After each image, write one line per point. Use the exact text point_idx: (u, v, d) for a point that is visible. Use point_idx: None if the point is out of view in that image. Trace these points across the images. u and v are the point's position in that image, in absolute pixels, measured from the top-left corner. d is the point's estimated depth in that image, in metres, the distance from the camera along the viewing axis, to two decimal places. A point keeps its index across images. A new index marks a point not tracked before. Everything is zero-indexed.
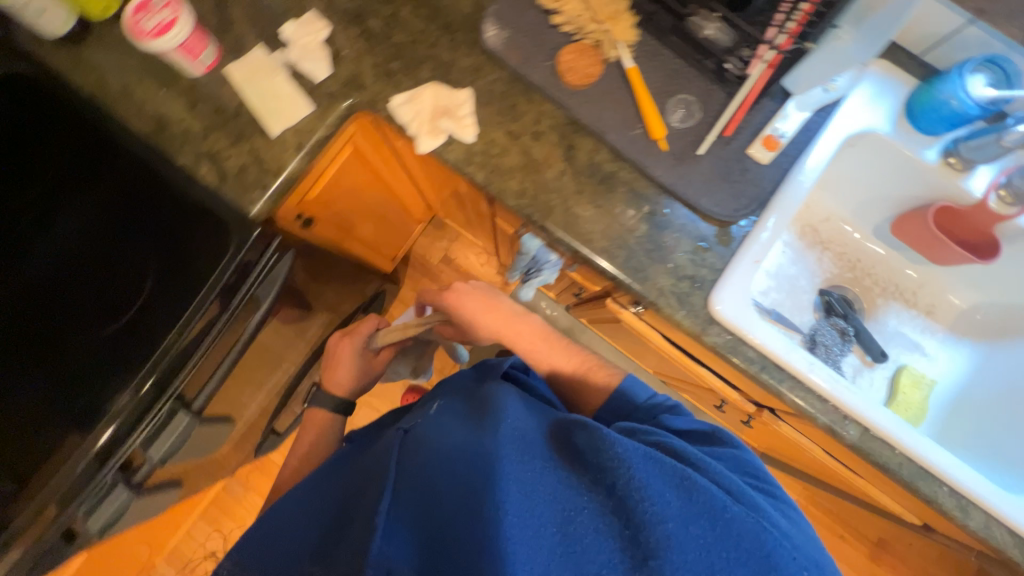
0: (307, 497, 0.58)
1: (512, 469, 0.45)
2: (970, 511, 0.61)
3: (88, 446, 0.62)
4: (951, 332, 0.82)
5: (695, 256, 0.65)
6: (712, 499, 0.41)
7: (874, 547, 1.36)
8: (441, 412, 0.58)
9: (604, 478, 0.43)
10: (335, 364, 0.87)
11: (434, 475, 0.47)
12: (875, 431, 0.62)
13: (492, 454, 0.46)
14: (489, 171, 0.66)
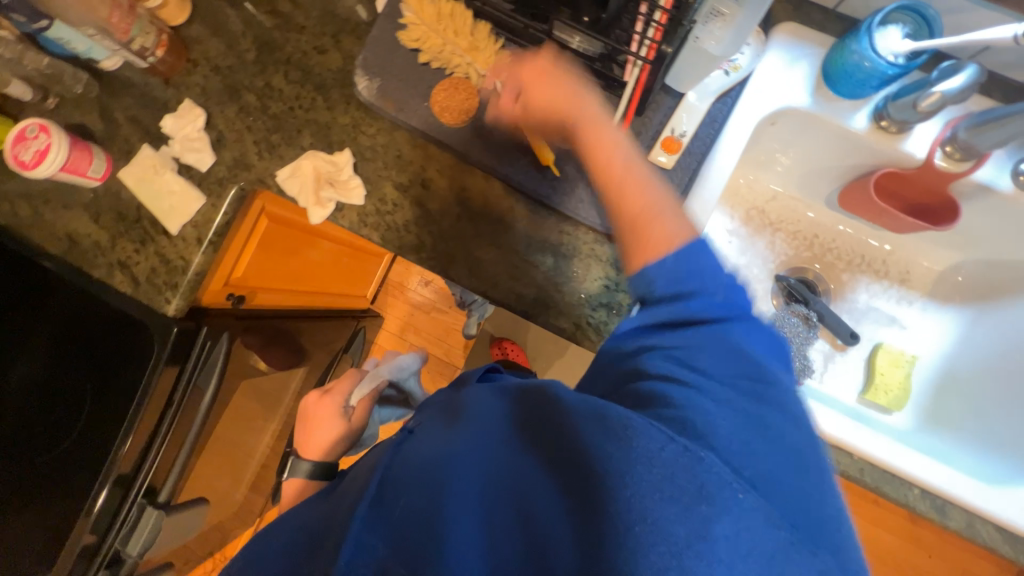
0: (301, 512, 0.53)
1: (457, 453, 0.39)
2: (948, 511, 0.56)
3: (67, 555, 0.67)
4: (932, 298, 0.74)
5: (608, 281, 0.61)
6: (666, 454, 0.34)
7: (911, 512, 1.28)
8: (425, 415, 0.54)
9: (552, 448, 0.37)
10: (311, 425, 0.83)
11: (409, 461, 0.42)
12: (829, 439, 0.58)
13: (442, 444, 0.41)
14: (384, 229, 0.64)
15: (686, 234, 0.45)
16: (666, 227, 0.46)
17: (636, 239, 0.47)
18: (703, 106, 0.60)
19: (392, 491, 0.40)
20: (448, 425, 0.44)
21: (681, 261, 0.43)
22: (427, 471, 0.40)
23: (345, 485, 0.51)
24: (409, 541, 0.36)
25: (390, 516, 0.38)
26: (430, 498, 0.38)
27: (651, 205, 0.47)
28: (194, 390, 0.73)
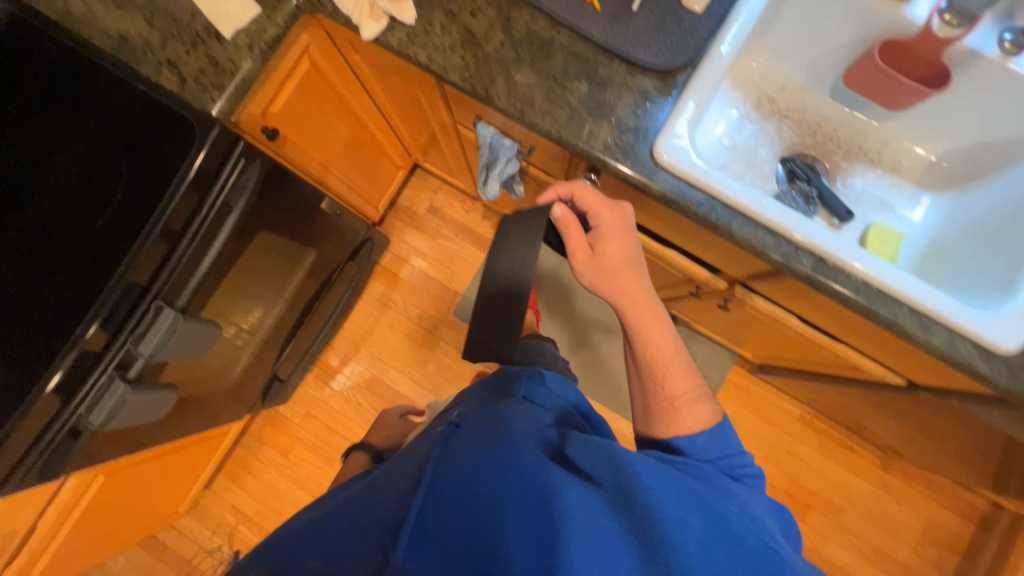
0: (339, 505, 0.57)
1: (527, 487, 0.46)
2: (932, 329, 0.61)
3: (77, 339, 0.67)
4: (918, 185, 0.81)
5: (637, 109, 0.66)
6: (731, 531, 0.44)
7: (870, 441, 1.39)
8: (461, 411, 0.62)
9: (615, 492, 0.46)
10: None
11: (458, 462, 0.50)
12: (827, 258, 0.62)
13: (512, 474, 0.47)
14: (430, 50, 0.69)
15: (715, 418, 0.64)
16: (699, 413, 0.64)
17: (672, 415, 0.65)
18: None
19: (439, 502, 0.46)
20: (493, 439, 0.51)
21: (711, 443, 0.61)
22: (481, 475, 0.47)
23: (381, 481, 0.56)
24: (464, 539, 0.43)
25: (436, 511, 0.45)
26: (491, 498, 0.45)
27: (689, 391, 0.67)
28: (223, 205, 0.74)
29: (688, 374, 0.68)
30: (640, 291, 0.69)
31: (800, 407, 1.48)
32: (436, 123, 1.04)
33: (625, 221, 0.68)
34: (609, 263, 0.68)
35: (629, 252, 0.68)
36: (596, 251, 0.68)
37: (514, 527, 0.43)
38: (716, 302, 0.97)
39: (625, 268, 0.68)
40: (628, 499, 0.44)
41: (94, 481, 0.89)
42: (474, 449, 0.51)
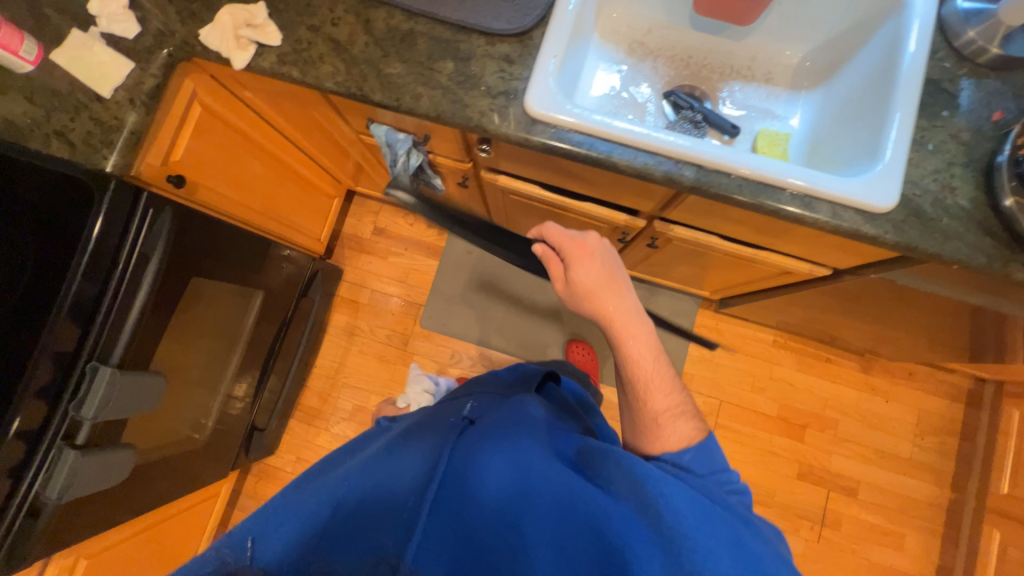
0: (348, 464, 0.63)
1: (540, 481, 0.53)
2: (816, 206, 0.65)
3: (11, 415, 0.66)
4: (793, 88, 0.87)
5: (503, 73, 0.70)
6: (732, 522, 0.48)
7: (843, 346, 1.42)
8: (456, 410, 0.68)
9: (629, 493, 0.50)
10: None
11: (484, 456, 0.56)
12: (706, 165, 0.66)
13: (527, 473, 0.54)
14: (301, 64, 0.72)
15: (699, 436, 0.64)
16: (682, 431, 0.65)
17: (657, 431, 0.66)
18: None
19: (467, 485, 0.53)
20: (509, 442, 0.58)
21: (697, 459, 0.61)
22: (506, 463, 0.55)
23: (396, 446, 0.61)
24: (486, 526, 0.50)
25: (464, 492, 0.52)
26: (518, 499, 0.51)
27: (674, 408, 0.67)
28: (141, 256, 0.76)
29: (675, 391, 0.69)
30: (616, 308, 0.71)
31: (772, 333, 1.51)
32: (346, 141, 1.07)
33: (590, 247, 0.74)
34: (581, 287, 0.74)
35: (610, 275, 0.73)
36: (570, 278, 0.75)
37: (537, 522, 0.50)
38: (645, 243, 1.01)
39: (597, 289, 0.73)
40: (642, 506, 0.49)
41: (77, 565, 0.88)
42: (502, 448, 0.56)
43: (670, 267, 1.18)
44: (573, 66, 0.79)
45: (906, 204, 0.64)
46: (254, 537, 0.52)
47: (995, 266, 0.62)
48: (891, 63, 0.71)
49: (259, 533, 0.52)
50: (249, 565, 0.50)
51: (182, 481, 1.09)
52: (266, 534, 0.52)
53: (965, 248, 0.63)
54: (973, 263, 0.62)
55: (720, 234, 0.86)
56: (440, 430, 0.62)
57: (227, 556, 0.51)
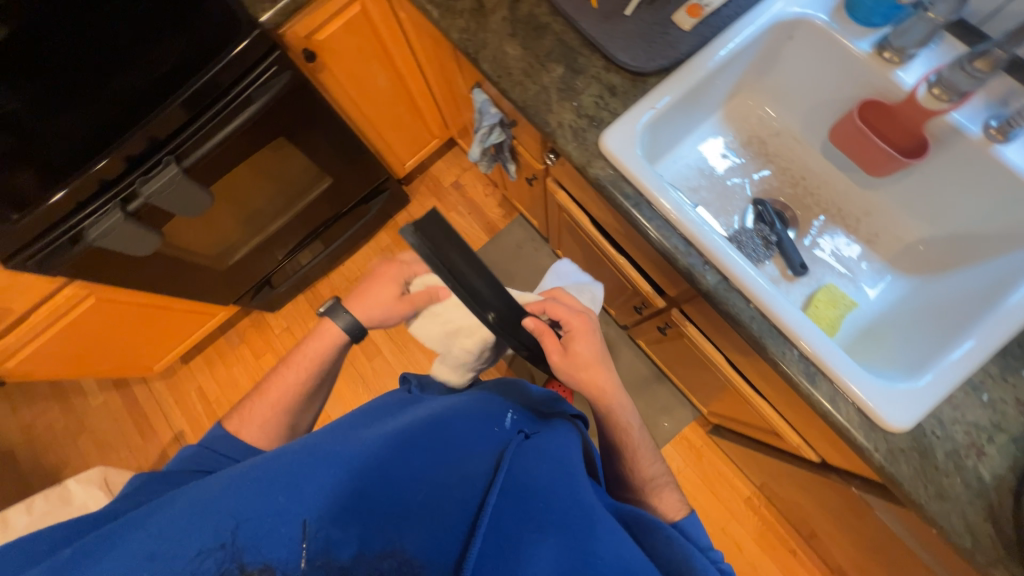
0: (356, 437, 0.58)
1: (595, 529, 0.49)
2: (818, 381, 0.59)
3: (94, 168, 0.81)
4: (888, 264, 0.77)
5: (600, 100, 0.71)
6: None
7: (810, 541, 1.29)
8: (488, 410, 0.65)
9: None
10: (263, 401, 0.76)
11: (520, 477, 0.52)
12: (732, 280, 0.63)
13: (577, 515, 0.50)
14: (443, 8, 0.78)
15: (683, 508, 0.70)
16: (669, 499, 0.71)
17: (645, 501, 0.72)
18: None
19: (520, 498, 0.50)
20: (557, 470, 0.55)
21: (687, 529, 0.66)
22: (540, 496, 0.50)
23: (417, 434, 0.57)
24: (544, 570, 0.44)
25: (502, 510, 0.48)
26: (550, 530, 0.48)
27: (657, 478, 0.73)
28: (247, 98, 0.90)
29: (654, 460, 0.75)
30: (607, 388, 0.71)
31: (752, 489, 1.38)
32: (460, 94, 1.14)
33: (591, 323, 0.73)
34: (580, 357, 0.70)
35: (597, 354, 0.71)
36: (567, 349, 0.71)
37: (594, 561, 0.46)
38: (659, 325, 0.97)
39: (591, 365, 0.71)
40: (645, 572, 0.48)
41: (85, 300, 1.06)
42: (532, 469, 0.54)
43: (678, 362, 1.12)
44: (674, 128, 0.78)
45: (917, 436, 0.56)
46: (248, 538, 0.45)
47: (977, 558, 0.53)
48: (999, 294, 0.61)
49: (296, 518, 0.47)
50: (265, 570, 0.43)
51: (195, 290, 1.25)
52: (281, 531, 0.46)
53: (954, 518, 0.54)
54: (954, 538, 0.53)
55: (726, 357, 0.81)
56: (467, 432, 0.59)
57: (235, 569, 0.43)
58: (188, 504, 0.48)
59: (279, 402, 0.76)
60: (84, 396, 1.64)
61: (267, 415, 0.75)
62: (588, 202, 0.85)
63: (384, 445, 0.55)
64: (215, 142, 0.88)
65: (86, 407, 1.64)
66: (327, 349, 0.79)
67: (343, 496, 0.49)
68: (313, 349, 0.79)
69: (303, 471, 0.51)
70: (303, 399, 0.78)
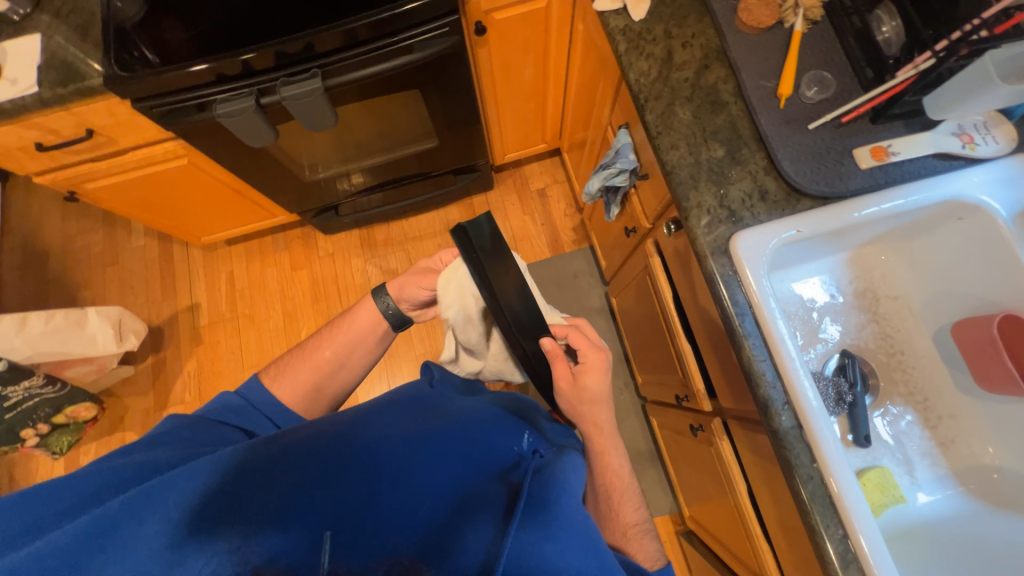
0: (378, 424, 0.53)
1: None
2: (850, 568, 0.57)
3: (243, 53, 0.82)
4: (952, 475, 0.73)
5: (747, 199, 0.69)
6: None
7: None
8: (510, 430, 0.61)
9: None
10: (300, 363, 0.74)
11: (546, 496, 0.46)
12: (807, 432, 0.61)
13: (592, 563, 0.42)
14: (632, 46, 0.77)
15: (662, 560, 0.61)
16: (648, 548, 0.61)
17: (619, 547, 0.61)
18: (928, 146, 0.68)
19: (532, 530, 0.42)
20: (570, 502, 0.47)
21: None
22: (570, 526, 0.44)
23: (438, 441, 0.52)
24: None
25: (534, 538, 0.41)
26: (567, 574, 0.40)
27: (635, 525, 0.63)
28: (409, 46, 0.90)
29: (639, 504, 0.65)
30: (606, 426, 0.67)
31: None
32: (595, 119, 1.13)
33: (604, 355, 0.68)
34: (588, 393, 0.67)
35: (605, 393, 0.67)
36: (577, 381, 0.67)
37: None
38: (692, 423, 0.95)
39: (598, 403, 0.67)
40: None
41: (180, 158, 1.08)
42: (555, 487, 0.48)
43: (687, 460, 1.09)
44: (800, 252, 0.75)
45: None
46: (230, 522, 0.40)
47: None
48: None
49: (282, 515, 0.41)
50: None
51: (273, 189, 1.28)
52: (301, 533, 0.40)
53: None
54: None
55: (751, 488, 0.78)
56: (490, 450, 0.55)
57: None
58: (204, 486, 0.42)
59: (315, 367, 0.73)
60: (128, 234, 1.69)
61: (305, 375, 0.72)
62: (681, 282, 0.83)
63: (406, 446, 0.50)
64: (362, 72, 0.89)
65: (125, 244, 1.69)
66: (367, 323, 0.78)
67: (364, 499, 0.44)
68: (356, 322, 0.78)
69: (323, 463, 0.46)
70: (339, 367, 0.75)
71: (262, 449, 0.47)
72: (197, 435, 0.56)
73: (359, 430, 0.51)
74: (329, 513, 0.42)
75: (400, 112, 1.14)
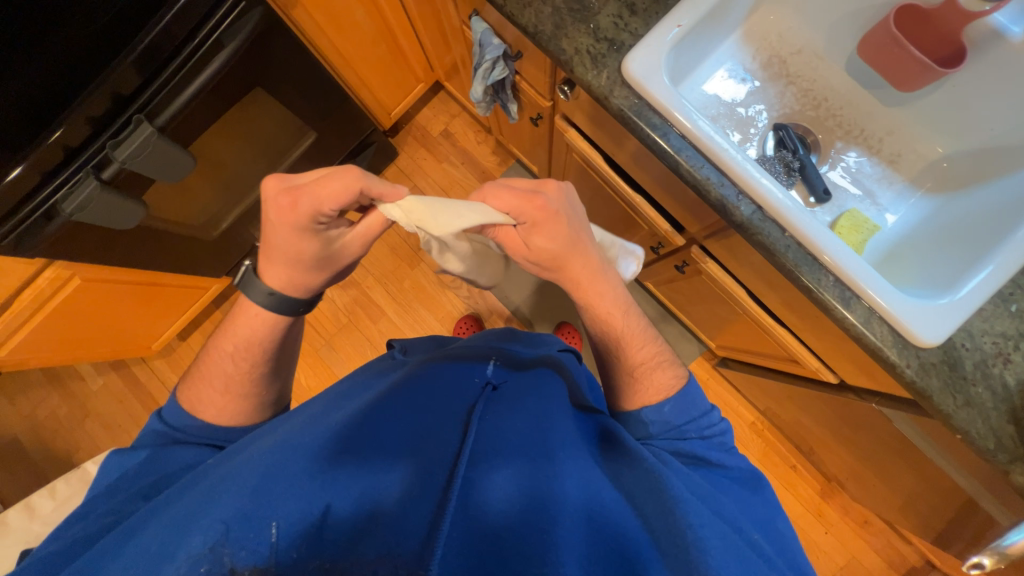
0: (341, 408, 0.51)
1: (571, 474, 0.44)
2: (852, 304, 0.60)
3: (50, 136, 0.72)
4: (910, 185, 0.76)
5: (619, 21, 0.65)
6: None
7: (797, 454, 1.40)
8: (470, 363, 0.59)
9: (647, 502, 0.44)
10: (207, 384, 0.59)
11: (492, 442, 0.47)
12: (766, 209, 0.61)
13: (550, 456, 0.45)
14: None
15: (678, 384, 0.59)
16: (658, 378, 0.59)
17: (635, 384, 0.60)
18: None
19: (493, 451, 0.46)
20: (522, 416, 0.50)
21: (677, 411, 0.56)
22: (525, 457, 0.45)
23: (396, 399, 0.51)
24: (505, 542, 0.38)
25: (480, 476, 0.43)
26: (524, 472, 0.43)
27: (651, 358, 0.61)
28: (217, 43, 0.80)
29: (650, 336, 0.63)
30: (585, 280, 0.60)
31: (755, 415, 1.44)
32: (449, 27, 1.04)
33: (544, 203, 0.56)
34: (544, 254, 0.58)
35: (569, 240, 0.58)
36: (530, 245, 0.58)
37: (565, 500, 0.41)
38: (675, 263, 0.97)
39: (563, 255, 0.58)
40: (669, 522, 0.41)
41: (70, 281, 0.98)
42: (511, 424, 0.49)
43: (688, 299, 1.13)
44: (695, 48, 0.73)
45: (948, 349, 0.58)
46: (176, 530, 0.38)
47: (1000, 457, 0.56)
48: (1022, 215, 0.60)
49: (242, 522, 0.37)
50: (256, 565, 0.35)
51: (180, 265, 1.18)
52: (266, 512, 0.38)
53: (980, 424, 0.56)
54: (978, 441, 0.56)
55: (747, 288, 0.81)
56: (451, 388, 0.54)
57: (221, 552, 0.35)
58: (149, 532, 0.39)
59: (228, 388, 0.58)
60: (82, 380, 1.60)
61: (242, 393, 0.59)
62: (601, 141, 0.81)
63: (360, 414, 0.48)
64: (189, 94, 0.79)
65: (87, 392, 1.60)
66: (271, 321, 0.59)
67: (321, 471, 0.42)
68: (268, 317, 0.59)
69: (277, 453, 0.43)
70: (266, 379, 0.60)
71: (220, 467, 0.45)
72: (154, 469, 0.52)
73: (323, 416, 0.49)
74: (291, 493, 0.40)
75: (262, 121, 1.05)
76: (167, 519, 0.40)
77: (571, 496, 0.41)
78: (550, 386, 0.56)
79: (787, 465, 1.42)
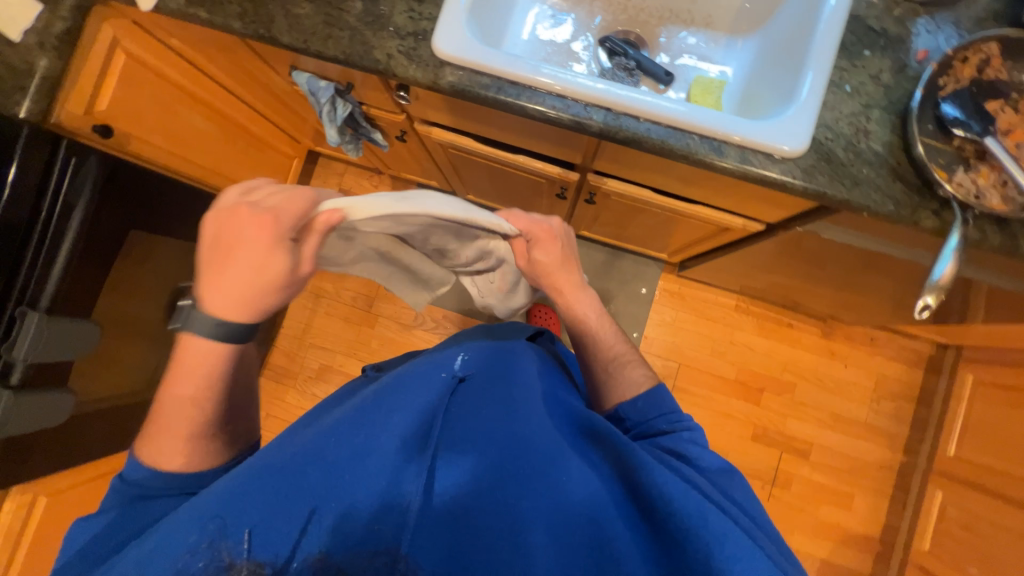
0: (304, 430, 0.50)
1: (547, 471, 0.46)
2: (725, 150, 0.64)
3: None
4: (732, 35, 0.82)
5: (412, 14, 0.69)
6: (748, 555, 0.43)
7: (786, 312, 1.46)
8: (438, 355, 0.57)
9: (626, 473, 0.47)
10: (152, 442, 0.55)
11: (459, 436, 0.48)
12: (615, 108, 0.65)
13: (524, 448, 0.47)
14: (209, 5, 0.70)
15: (649, 382, 0.64)
16: (632, 377, 0.65)
17: (608, 381, 0.66)
18: None
19: (463, 440, 0.47)
20: (495, 406, 0.51)
21: (648, 405, 0.61)
22: (494, 447, 0.47)
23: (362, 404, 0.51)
24: (480, 544, 0.43)
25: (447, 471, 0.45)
26: (498, 467, 0.46)
27: (624, 356, 0.68)
28: (65, 206, 0.78)
29: (621, 340, 0.69)
30: (564, 284, 0.67)
31: (735, 298, 1.49)
32: (286, 94, 1.06)
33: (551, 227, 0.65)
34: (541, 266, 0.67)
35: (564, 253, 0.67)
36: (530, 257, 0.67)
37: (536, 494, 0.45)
38: (584, 197, 1.01)
39: (555, 267, 0.67)
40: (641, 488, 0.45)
41: (37, 502, 0.91)
42: (479, 415, 0.50)
43: (618, 225, 1.17)
44: (495, 8, 0.77)
45: (818, 147, 0.63)
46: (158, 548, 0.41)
47: (904, 213, 0.60)
48: (817, 16, 0.66)
49: (231, 525, 0.41)
50: (246, 561, 0.41)
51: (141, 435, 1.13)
52: (239, 522, 0.41)
53: (875, 194, 0.61)
54: (879, 209, 0.61)
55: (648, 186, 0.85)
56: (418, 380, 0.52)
57: (220, 548, 0.41)
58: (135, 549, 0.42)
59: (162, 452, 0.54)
60: None
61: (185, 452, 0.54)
62: (459, 122, 0.84)
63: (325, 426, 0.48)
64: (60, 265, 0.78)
65: None
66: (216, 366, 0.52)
67: (289, 490, 0.43)
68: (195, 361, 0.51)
69: (244, 475, 0.44)
70: None
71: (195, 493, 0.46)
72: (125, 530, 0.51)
73: (288, 439, 0.49)
74: (263, 504, 0.42)
75: (155, 261, 1.03)
76: (143, 547, 0.42)
77: (543, 489, 0.45)
78: (521, 368, 0.56)
79: (783, 325, 1.47)
